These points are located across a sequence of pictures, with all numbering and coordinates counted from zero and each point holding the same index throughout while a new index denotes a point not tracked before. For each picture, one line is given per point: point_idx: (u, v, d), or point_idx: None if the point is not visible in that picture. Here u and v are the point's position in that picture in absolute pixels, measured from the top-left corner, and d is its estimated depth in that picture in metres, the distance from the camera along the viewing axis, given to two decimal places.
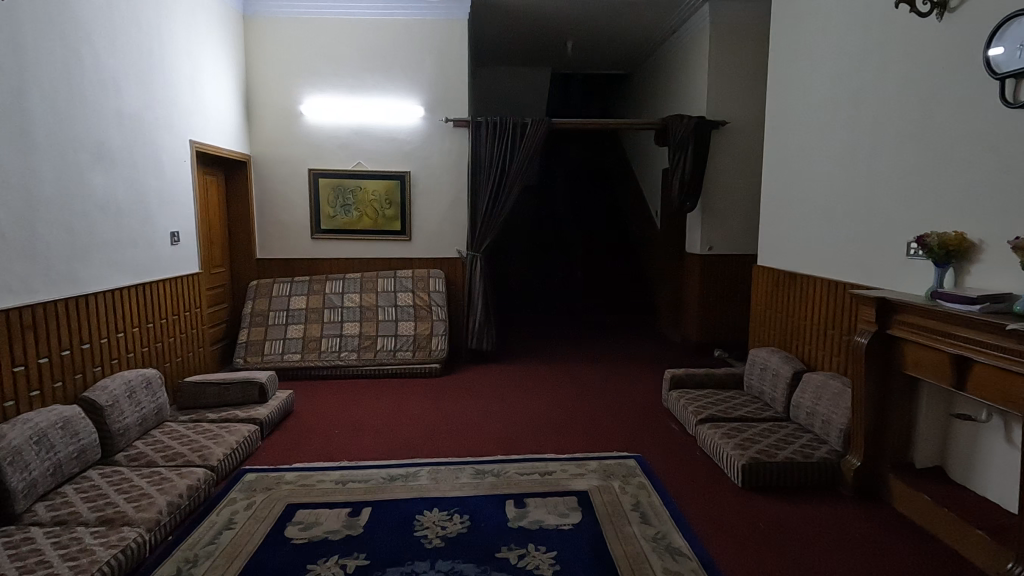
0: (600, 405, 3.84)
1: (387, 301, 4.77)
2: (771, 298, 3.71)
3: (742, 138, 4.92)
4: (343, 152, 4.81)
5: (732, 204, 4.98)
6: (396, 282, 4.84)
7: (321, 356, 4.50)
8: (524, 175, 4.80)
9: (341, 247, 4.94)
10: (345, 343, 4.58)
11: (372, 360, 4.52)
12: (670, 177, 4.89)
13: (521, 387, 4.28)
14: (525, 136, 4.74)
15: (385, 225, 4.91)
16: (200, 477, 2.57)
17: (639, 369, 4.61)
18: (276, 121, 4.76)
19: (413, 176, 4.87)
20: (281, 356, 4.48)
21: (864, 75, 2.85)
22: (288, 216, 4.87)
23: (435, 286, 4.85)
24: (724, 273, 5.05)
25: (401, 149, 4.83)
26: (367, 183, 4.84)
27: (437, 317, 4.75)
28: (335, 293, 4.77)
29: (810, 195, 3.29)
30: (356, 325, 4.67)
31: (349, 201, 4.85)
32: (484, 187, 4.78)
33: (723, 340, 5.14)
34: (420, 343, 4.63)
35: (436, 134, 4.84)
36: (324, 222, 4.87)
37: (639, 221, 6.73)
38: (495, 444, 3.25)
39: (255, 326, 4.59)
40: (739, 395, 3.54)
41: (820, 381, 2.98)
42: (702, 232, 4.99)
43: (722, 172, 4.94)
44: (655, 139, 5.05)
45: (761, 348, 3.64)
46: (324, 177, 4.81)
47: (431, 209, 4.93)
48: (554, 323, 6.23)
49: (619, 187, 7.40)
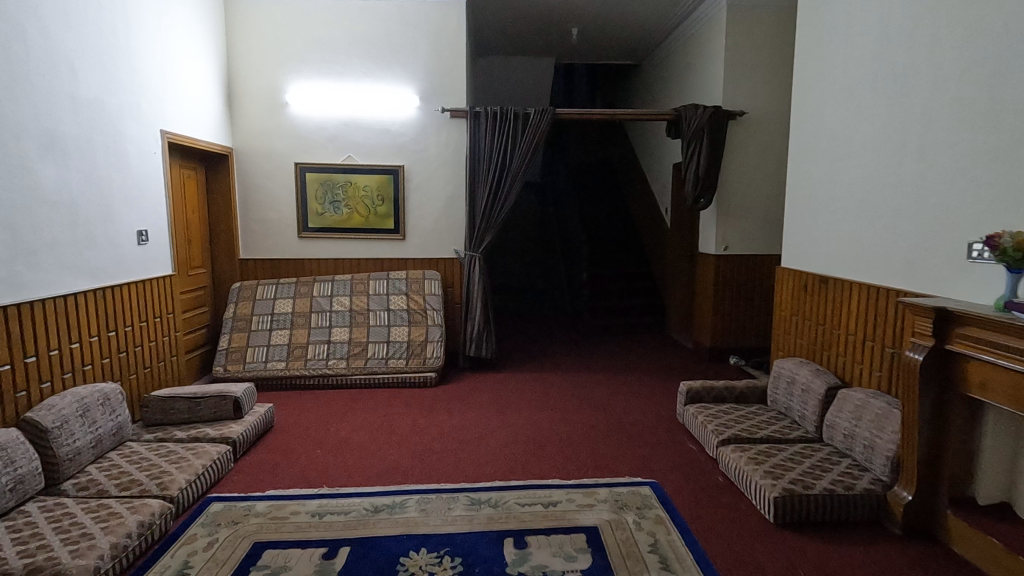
0: (609, 421, 3.52)
1: (379, 304, 4.45)
2: (798, 304, 3.37)
3: (761, 130, 4.57)
4: (332, 145, 4.48)
5: (750, 201, 4.64)
6: (388, 284, 4.51)
7: (307, 364, 4.18)
8: (526, 169, 4.46)
9: (331, 247, 4.61)
10: (333, 350, 4.26)
11: (363, 368, 4.19)
12: (683, 172, 4.54)
13: (523, 399, 3.95)
14: (527, 127, 4.41)
15: (377, 223, 4.57)
16: (153, 512, 2.24)
17: (649, 379, 4.28)
18: (260, 112, 4.43)
19: (407, 170, 4.53)
20: (264, 364, 4.16)
21: (913, 54, 2.50)
22: (273, 213, 4.55)
23: (431, 288, 4.52)
24: (740, 275, 4.71)
25: (394, 141, 4.50)
26: (357, 178, 4.51)
27: (433, 322, 4.43)
28: (323, 297, 4.45)
29: (845, 190, 2.95)
30: (345, 330, 4.34)
31: (338, 198, 4.52)
32: (483, 182, 4.45)
33: (739, 346, 4.80)
34: (413, 351, 4.30)
35: (432, 126, 4.51)
36: (311, 219, 4.55)
37: (648, 219, 6.39)
38: (493, 467, 2.92)
39: (237, 332, 4.27)
40: (764, 411, 3.21)
41: (859, 399, 2.65)
42: (717, 231, 4.65)
43: (739, 166, 4.60)
44: (667, 132, 4.71)
45: (787, 358, 3.30)
46: (311, 171, 4.48)
47: (426, 205, 4.59)
48: (558, 328, 5.89)
49: (628, 183, 7.07)
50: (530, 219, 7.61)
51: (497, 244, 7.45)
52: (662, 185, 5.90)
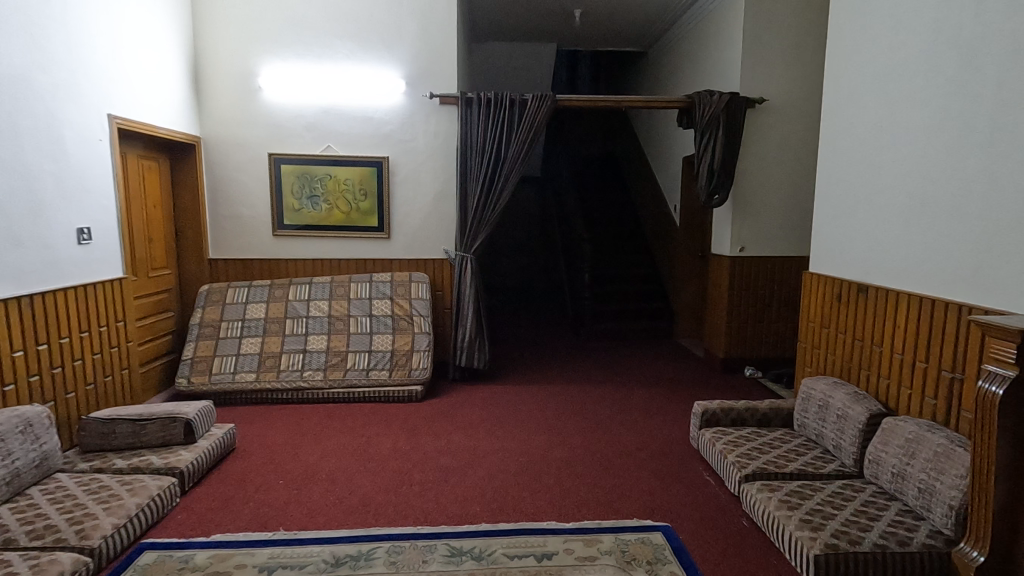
0: (614, 445, 3.12)
1: (361, 310, 4.05)
2: (830, 315, 2.97)
3: (783, 120, 4.15)
4: (309, 134, 4.07)
5: (769, 198, 4.22)
6: (372, 288, 4.12)
7: (280, 376, 3.79)
8: (523, 161, 4.05)
9: (309, 246, 4.21)
10: (309, 360, 3.87)
11: (341, 381, 3.80)
12: (695, 166, 4.12)
13: (517, 417, 3.54)
14: (524, 116, 3.99)
15: (359, 220, 4.17)
16: (63, 571, 1.84)
17: (658, 395, 3.88)
18: (231, 96, 4.02)
19: (392, 162, 4.13)
20: (232, 376, 3.77)
21: (985, 21, 2.09)
22: (245, 208, 4.15)
23: (418, 292, 4.12)
24: (757, 278, 4.30)
25: (378, 130, 4.09)
26: (337, 170, 4.10)
27: (420, 329, 4.03)
28: (299, 301, 4.06)
29: (892, 185, 2.53)
30: (323, 338, 3.95)
31: (316, 192, 4.12)
32: (475, 175, 4.04)
33: (755, 356, 4.39)
34: (398, 361, 3.91)
35: (419, 114, 4.10)
36: (287, 215, 4.15)
37: (656, 217, 5.97)
38: (480, 504, 2.53)
39: (203, 339, 3.88)
40: (791, 438, 2.80)
41: (910, 432, 2.24)
42: (733, 230, 4.23)
43: (758, 159, 4.18)
44: (678, 121, 4.28)
45: (817, 377, 2.90)
46: (286, 162, 4.07)
47: (413, 201, 4.19)
48: (558, 334, 5.48)
49: (635, 178, 6.65)
50: (530, 217, 7.20)
51: (495, 243, 7.05)
52: (672, 180, 5.48)
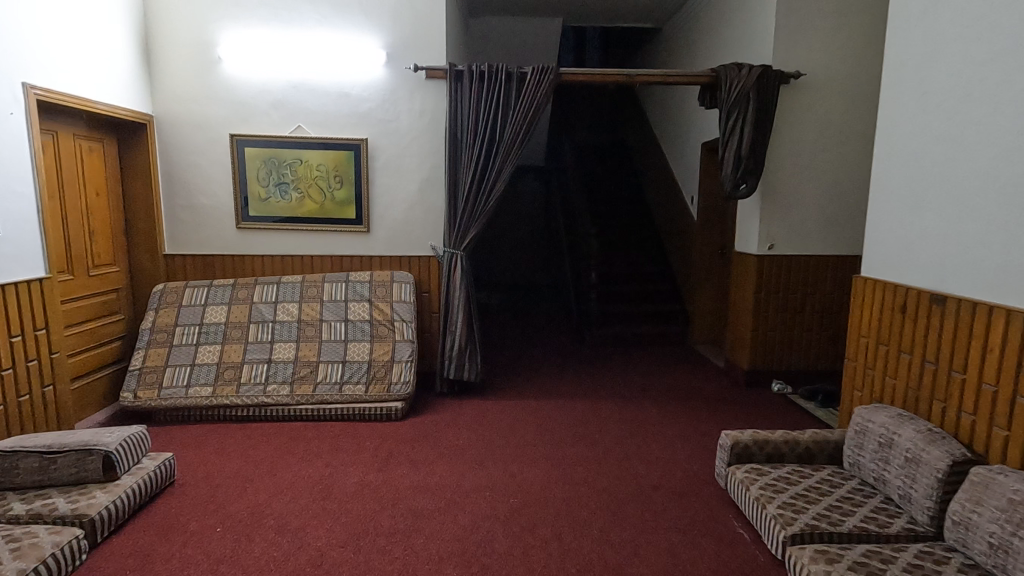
0: (624, 483, 2.61)
1: (335, 314, 3.55)
2: (890, 330, 2.44)
3: (822, 99, 3.60)
4: (277, 112, 3.56)
5: (803, 189, 3.68)
6: (347, 289, 3.61)
7: (239, 391, 3.30)
8: (521, 144, 3.53)
9: (277, 240, 3.70)
10: (274, 372, 3.37)
11: (310, 397, 3.30)
12: (720, 151, 3.57)
13: (510, 442, 3.04)
14: (522, 92, 3.47)
15: (334, 211, 3.66)
16: None
17: (673, 415, 3.37)
18: (186, 69, 3.51)
19: (372, 145, 3.61)
20: (185, 390, 3.28)
21: None
22: (205, 197, 3.64)
23: (400, 294, 3.62)
24: (788, 281, 3.77)
25: (356, 108, 3.58)
26: (308, 154, 3.59)
27: (401, 337, 3.53)
28: (265, 303, 3.56)
29: (985, 170, 1.99)
30: (291, 346, 3.45)
31: (285, 180, 3.61)
32: (466, 159, 3.52)
33: (783, 368, 3.87)
34: (375, 374, 3.41)
35: (403, 90, 3.58)
36: (252, 205, 3.64)
37: (671, 210, 5.43)
38: (456, 566, 2.04)
39: (154, 347, 3.40)
40: (843, 481, 2.29)
41: (1015, 493, 1.71)
42: (762, 225, 3.70)
43: (793, 143, 3.63)
44: (700, 100, 3.74)
45: (873, 406, 2.38)
46: (250, 145, 3.57)
47: (395, 190, 3.67)
48: (561, 338, 4.97)
49: (647, 168, 6.12)
50: (532, 210, 6.69)
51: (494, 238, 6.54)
52: (690, 169, 4.94)
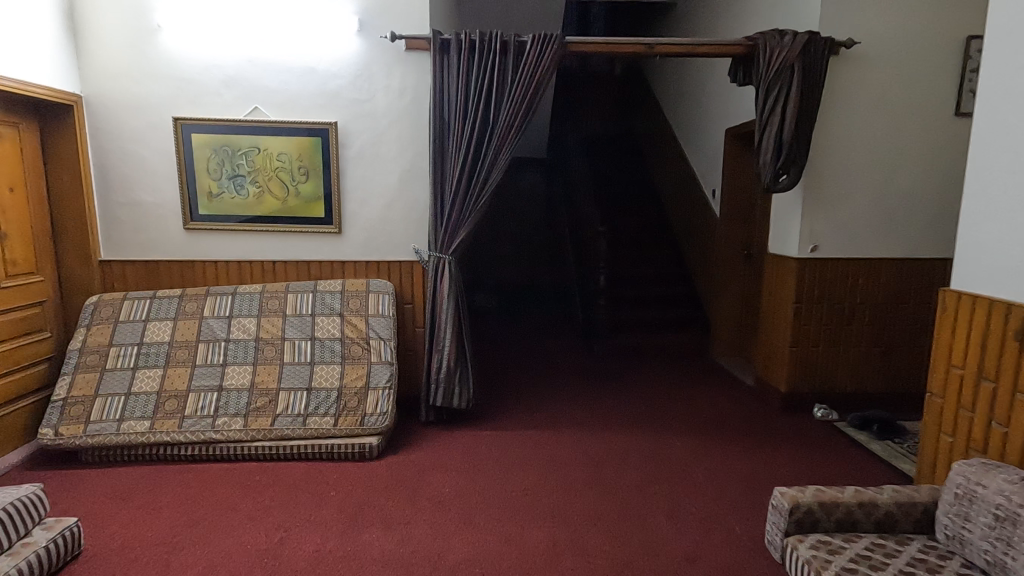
0: (650, 553, 2.06)
1: (300, 330, 3.00)
2: (999, 362, 1.88)
3: (877, 73, 3.03)
4: (229, 92, 2.99)
5: (854, 180, 3.12)
6: (315, 300, 3.06)
7: (182, 425, 2.74)
8: (519, 128, 2.96)
9: (232, 244, 3.14)
10: (225, 403, 2.82)
11: (268, 432, 2.75)
12: (757, 135, 3.00)
13: (506, 491, 2.49)
14: (521, 66, 2.90)
15: (298, 209, 3.10)
16: None
17: (703, 452, 2.82)
18: (120, 38, 2.94)
19: (343, 130, 3.04)
20: (117, 425, 2.73)
21: None
22: (146, 193, 3.08)
23: (377, 306, 3.07)
24: (834, 289, 3.22)
25: (323, 86, 3.01)
26: (267, 141, 3.02)
27: (378, 359, 2.97)
28: (217, 318, 3.01)
29: None
30: (246, 370, 2.90)
31: (240, 172, 3.05)
32: (453, 146, 2.96)
33: (827, 390, 3.32)
34: (346, 405, 2.85)
35: (378, 65, 3.01)
36: (202, 202, 3.08)
37: (688, 206, 4.87)
38: None
39: (82, 372, 2.85)
40: (942, 563, 1.73)
41: None
42: (805, 223, 3.14)
43: (843, 126, 3.06)
44: (731, 75, 3.16)
45: (979, 463, 1.83)
46: (199, 131, 3.01)
47: (371, 183, 3.11)
48: (567, 351, 4.42)
49: (660, 160, 5.56)
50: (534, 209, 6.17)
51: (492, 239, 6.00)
52: (713, 160, 4.38)
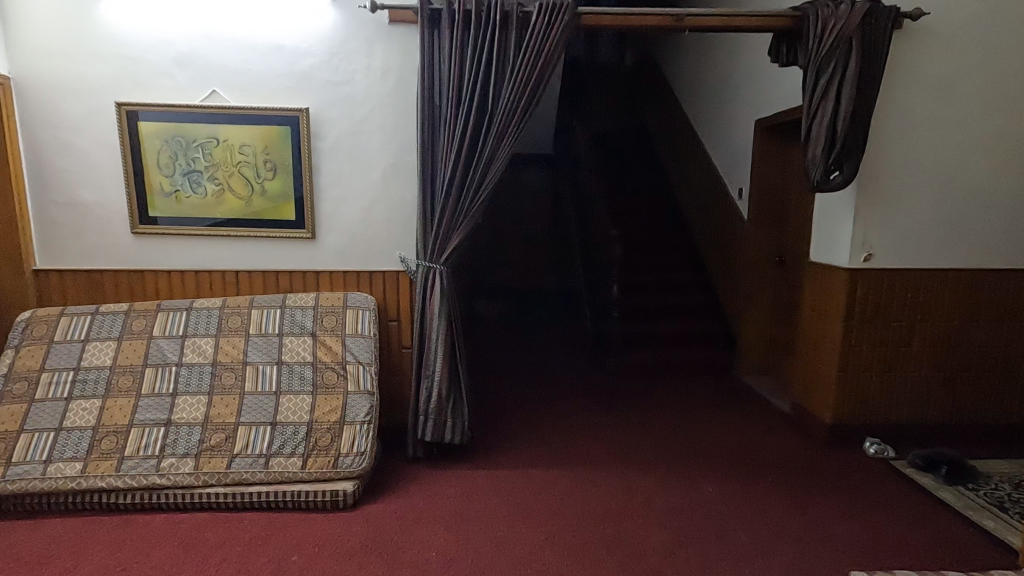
0: None
1: (264, 353, 2.55)
2: None
3: (946, 51, 2.56)
4: (182, 72, 2.55)
5: (917, 178, 2.65)
6: (283, 318, 2.61)
7: (121, 468, 2.30)
8: (522, 115, 2.51)
9: (189, 251, 2.70)
10: (172, 441, 2.38)
11: (222, 477, 2.31)
12: (804, 122, 2.54)
13: (507, 556, 2.04)
14: (525, 41, 2.44)
15: (264, 210, 2.65)
16: None
17: (742, 504, 2.36)
18: (52, 8, 2.50)
19: (316, 118, 2.60)
20: (42, 467, 2.29)
21: None
22: (88, 192, 2.64)
23: (356, 325, 2.63)
24: (890, 305, 2.76)
25: (292, 66, 2.56)
26: (227, 131, 2.58)
27: (356, 388, 2.53)
28: (168, 338, 2.57)
29: None
30: (200, 401, 2.46)
31: (196, 167, 2.60)
32: (445, 138, 2.51)
33: (880, 422, 2.86)
34: (317, 443, 2.40)
35: (356, 41, 2.56)
36: (152, 202, 2.64)
37: (710, 208, 4.42)
38: None
39: (6, 403, 2.41)
40: None
41: None
42: (858, 228, 2.68)
43: (905, 114, 2.60)
44: (771, 53, 2.70)
45: None
46: (147, 119, 2.56)
47: (350, 181, 2.66)
48: (575, 368, 3.97)
49: (677, 158, 5.11)
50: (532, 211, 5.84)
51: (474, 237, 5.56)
52: (741, 155, 3.91)
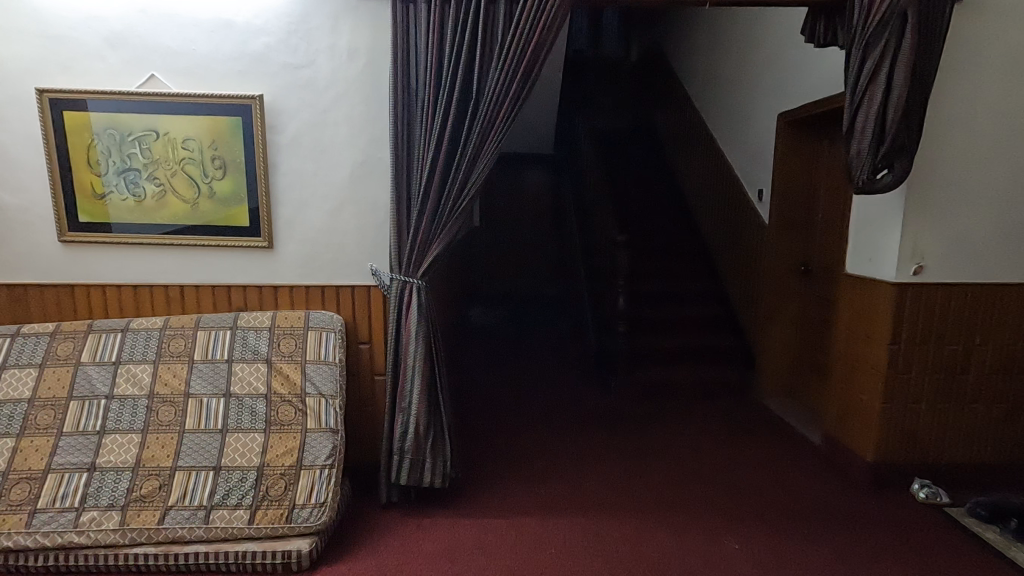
0: None
1: (211, 383, 2.17)
2: None
3: (1014, 28, 2.17)
4: (114, 54, 2.17)
5: (976, 177, 2.26)
6: (234, 343, 2.23)
7: (31, 524, 1.92)
8: (512, 104, 2.12)
9: (127, 263, 2.33)
10: (96, 489, 1.99)
11: (153, 534, 1.93)
12: (846, 112, 2.15)
13: None
14: (517, 16, 2.05)
15: (212, 216, 2.28)
16: None
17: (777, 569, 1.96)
18: None
19: (273, 109, 2.22)
20: None
21: None
22: (7, 194, 2.26)
23: (319, 350, 2.25)
24: (942, 325, 2.37)
25: (244, 47, 2.18)
26: (167, 122, 2.20)
27: (316, 425, 2.15)
28: (98, 365, 2.18)
29: None
30: (132, 440, 2.08)
31: (133, 165, 2.23)
32: (422, 132, 2.13)
33: (929, 460, 2.47)
34: (268, 492, 2.02)
35: (319, 17, 2.18)
36: (82, 205, 2.26)
37: (724, 212, 4.04)
38: None
39: None
40: None
41: None
42: (908, 236, 2.29)
43: (965, 103, 2.20)
44: (806, 32, 2.32)
45: None
46: (74, 109, 2.19)
47: (313, 182, 2.28)
48: (577, 390, 3.59)
49: (687, 159, 4.74)
50: (533, 222, 5.62)
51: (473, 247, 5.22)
52: (761, 153, 3.52)
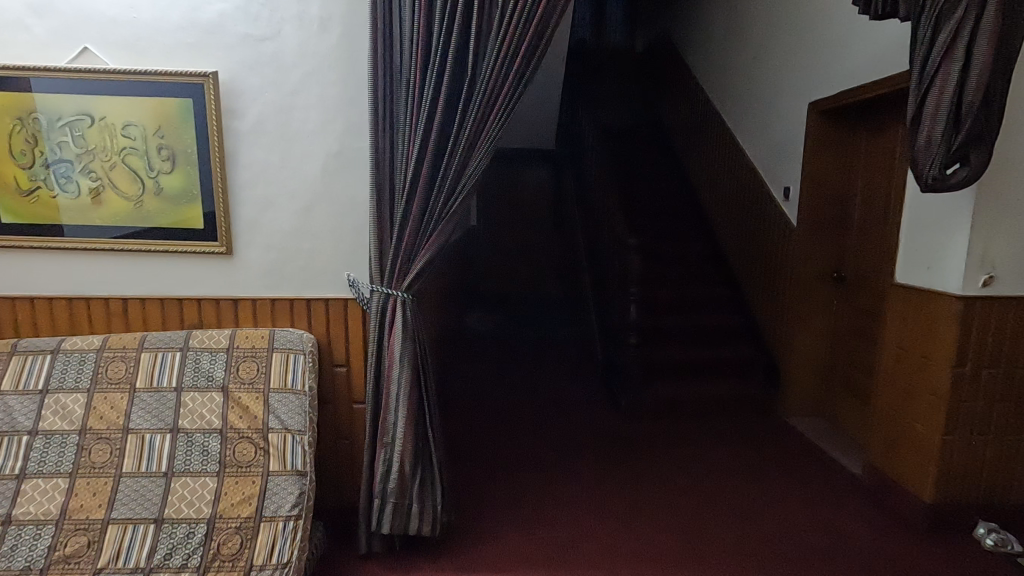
0: None
1: (155, 417, 1.82)
2: None
3: None
4: (39, 23, 1.82)
5: None
6: (183, 368, 1.88)
7: None
8: (514, 82, 1.77)
9: (59, 271, 1.97)
10: (9, 548, 1.64)
11: None
12: (913, 95, 1.80)
13: None
14: None
15: (159, 216, 1.93)
16: None
17: None
18: None
19: (230, 90, 1.87)
20: None
21: None
22: None
23: (285, 376, 1.91)
24: (1013, 344, 2.04)
25: (195, 15, 1.83)
26: (102, 105, 1.85)
27: (280, 467, 1.80)
28: (20, 394, 1.82)
29: None
30: (58, 487, 1.72)
31: (63, 156, 1.88)
32: (406, 116, 1.78)
33: (994, 498, 2.14)
34: (219, 550, 1.68)
35: None
36: (5, 204, 1.91)
37: (743, 213, 3.70)
38: None
39: None
40: None
41: None
42: (977, 242, 1.95)
43: None
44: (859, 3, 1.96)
45: None
46: None
47: (277, 177, 1.93)
48: (584, 409, 3.25)
49: (700, 156, 4.42)
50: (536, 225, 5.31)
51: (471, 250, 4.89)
52: (787, 148, 3.19)
